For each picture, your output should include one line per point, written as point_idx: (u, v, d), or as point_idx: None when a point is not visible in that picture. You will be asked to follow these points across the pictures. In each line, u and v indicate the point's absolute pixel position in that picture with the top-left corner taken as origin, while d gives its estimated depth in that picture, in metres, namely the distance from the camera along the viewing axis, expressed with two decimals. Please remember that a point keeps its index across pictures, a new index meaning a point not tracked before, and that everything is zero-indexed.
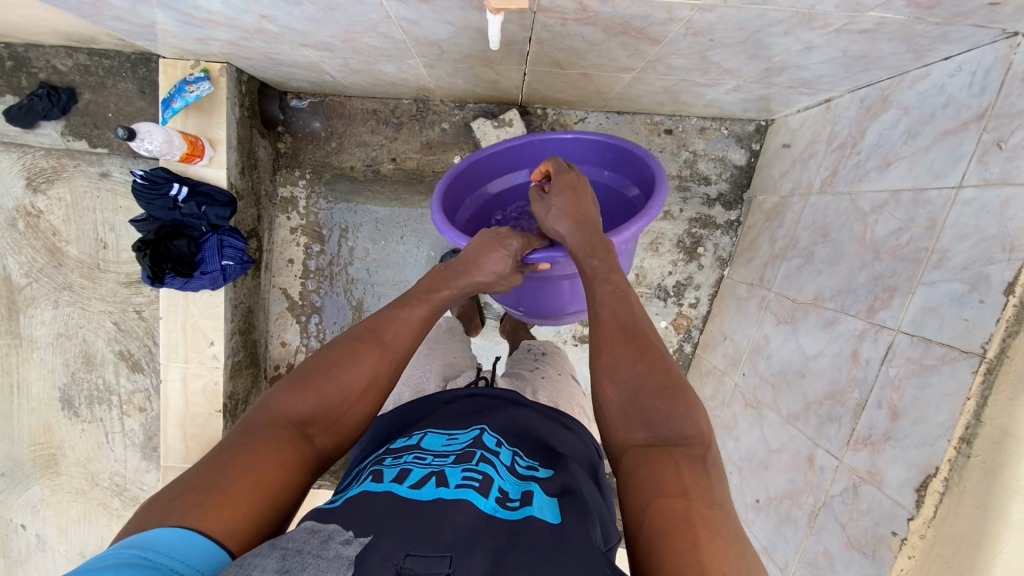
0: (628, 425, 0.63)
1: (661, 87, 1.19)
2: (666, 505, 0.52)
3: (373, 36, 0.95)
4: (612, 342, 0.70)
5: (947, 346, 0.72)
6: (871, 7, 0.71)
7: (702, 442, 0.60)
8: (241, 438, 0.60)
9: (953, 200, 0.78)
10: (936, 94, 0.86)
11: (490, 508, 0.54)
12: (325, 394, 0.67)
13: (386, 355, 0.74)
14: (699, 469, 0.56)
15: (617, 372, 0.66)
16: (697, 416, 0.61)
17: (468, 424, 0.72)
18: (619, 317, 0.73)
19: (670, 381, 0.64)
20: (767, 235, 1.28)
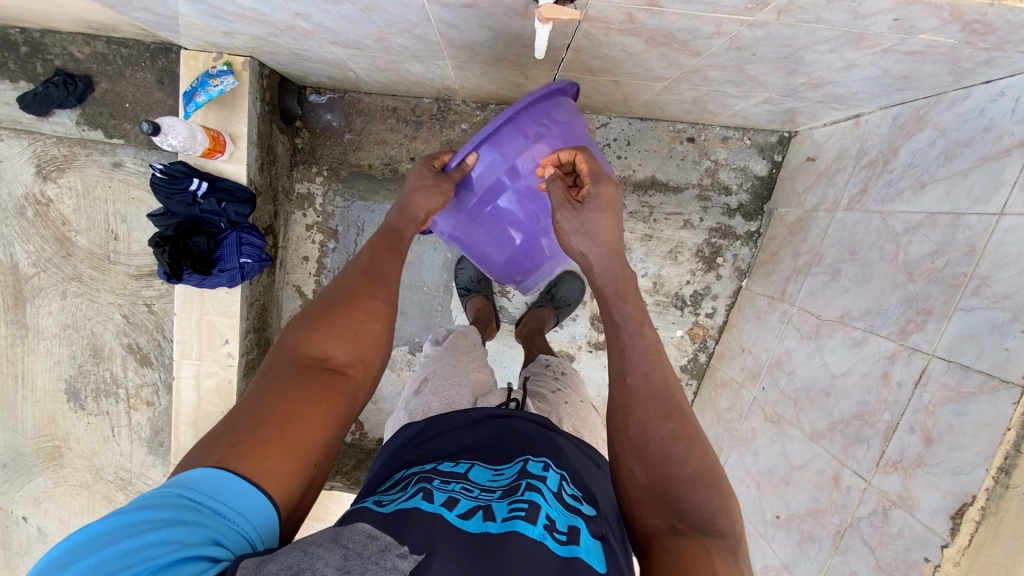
0: (657, 508, 0.63)
1: (690, 97, 1.18)
2: None
3: (407, 37, 0.93)
4: (646, 409, 0.68)
5: (986, 375, 0.72)
6: (923, 30, 0.69)
7: (734, 537, 0.60)
8: (265, 382, 0.60)
9: (994, 227, 0.77)
10: (976, 117, 0.86)
11: (539, 535, 0.51)
12: (334, 326, 0.68)
13: (377, 283, 0.76)
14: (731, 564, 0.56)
15: (650, 453, 0.65)
16: (731, 510, 0.62)
17: (512, 455, 0.70)
18: (654, 387, 0.70)
19: (703, 470, 0.64)
20: (789, 248, 1.28)
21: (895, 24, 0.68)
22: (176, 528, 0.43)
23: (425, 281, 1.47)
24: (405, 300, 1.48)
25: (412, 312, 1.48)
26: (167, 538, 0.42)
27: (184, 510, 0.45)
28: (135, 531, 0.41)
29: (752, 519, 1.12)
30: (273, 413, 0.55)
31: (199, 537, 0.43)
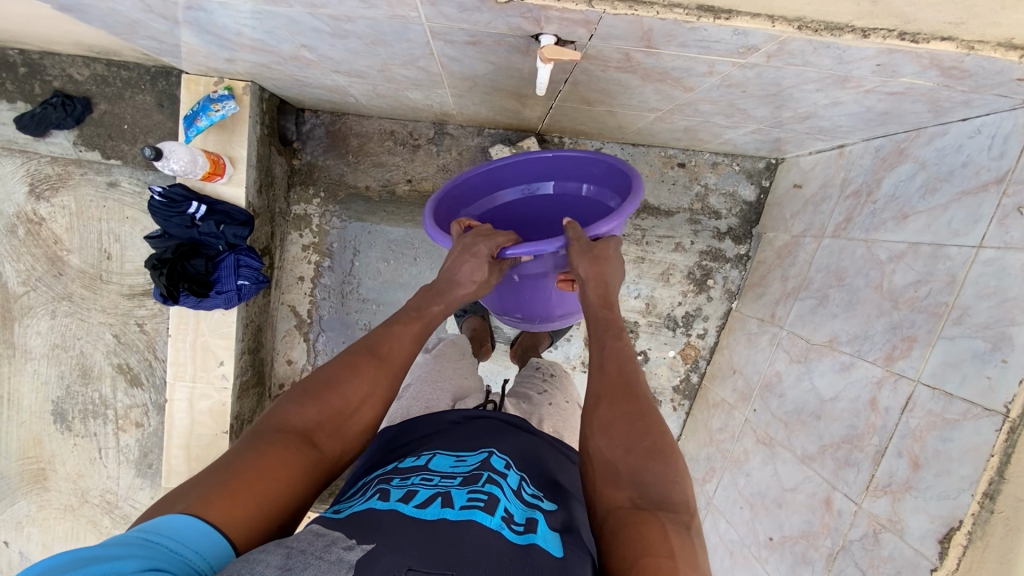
0: (616, 483, 0.64)
1: (682, 126, 1.22)
2: (653, 565, 0.53)
3: (409, 68, 0.95)
4: (613, 396, 0.72)
5: (970, 403, 0.74)
6: (904, 75, 0.73)
7: (688, 512, 0.61)
8: (248, 445, 0.61)
9: (974, 259, 0.81)
10: (954, 153, 0.90)
11: (496, 525, 0.53)
12: (326, 405, 0.68)
13: (383, 369, 0.75)
14: (684, 538, 0.58)
15: (613, 430, 0.68)
16: (686, 486, 0.64)
17: (477, 445, 0.71)
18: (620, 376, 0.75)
19: (662, 444, 0.66)
20: (778, 273, 1.32)
21: (877, 69, 0.72)
22: (125, 557, 0.42)
23: None
24: None
25: None
26: (113, 568, 0.41)
27: (139, 546, 0.45)
28: (82, 563, 0.40)
29: (746, 541, 1.13)
30: (251, 482, 0.56)
31: (145, 565, 0.43)
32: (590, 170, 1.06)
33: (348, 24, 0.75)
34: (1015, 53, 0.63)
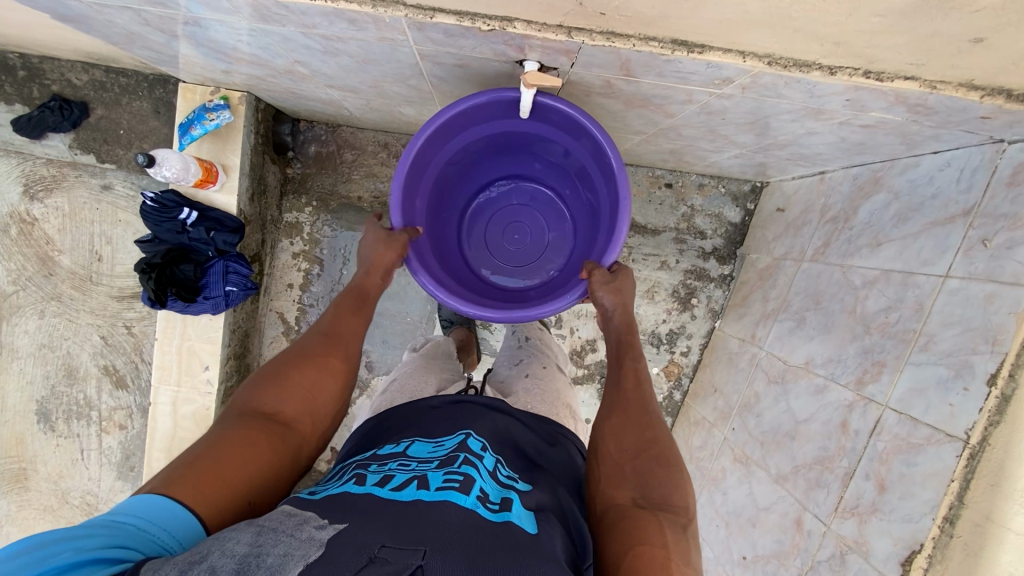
0: (619, 482, 0.68)
1: (668, 149, 1.25)
2: (646, 552, 0.58)
3: (401, 86, 0.98)
4: (625, 406, 0.77)
5: (933, 428, 0.76)
6: (873, 109, 0.76)
7: (684, 513, 0.65)
8: (212, 432, 0.62)
9: (940, 288, 0.83)
10: (925, 185, 0.93)
11: (471, 504, 0.55)
12: (285, 383, 0.70)
13: (335, 343, 0.78)
14: (678, 536, 0.61)
15: (621, 436, 0.73)
16: (685, 491, 0.67)
17: (455, 428, 0.73)
18: (634, 390, 0.80)
19: (668, 454, 0.70)
20: (759, 294, 1.34)
21: (847, 103, 0.75)
22: (83, 538, 0.44)
23: (408, 312, 1.49)
24: (386, 330, 1.50)
25: (395, 341, 1.50)
26: (74, 545, 0.43)
27: (102, 527, 0.46)
28: (44, 545, 0.43)
29: (721, 559, 1.14)
30: (219, 459, 0.57)
31: (103, 543, 0.45)
32: (556, 119, 0.92)
33: (339, 44, 0.77)
34: (976, 93, 0.66)
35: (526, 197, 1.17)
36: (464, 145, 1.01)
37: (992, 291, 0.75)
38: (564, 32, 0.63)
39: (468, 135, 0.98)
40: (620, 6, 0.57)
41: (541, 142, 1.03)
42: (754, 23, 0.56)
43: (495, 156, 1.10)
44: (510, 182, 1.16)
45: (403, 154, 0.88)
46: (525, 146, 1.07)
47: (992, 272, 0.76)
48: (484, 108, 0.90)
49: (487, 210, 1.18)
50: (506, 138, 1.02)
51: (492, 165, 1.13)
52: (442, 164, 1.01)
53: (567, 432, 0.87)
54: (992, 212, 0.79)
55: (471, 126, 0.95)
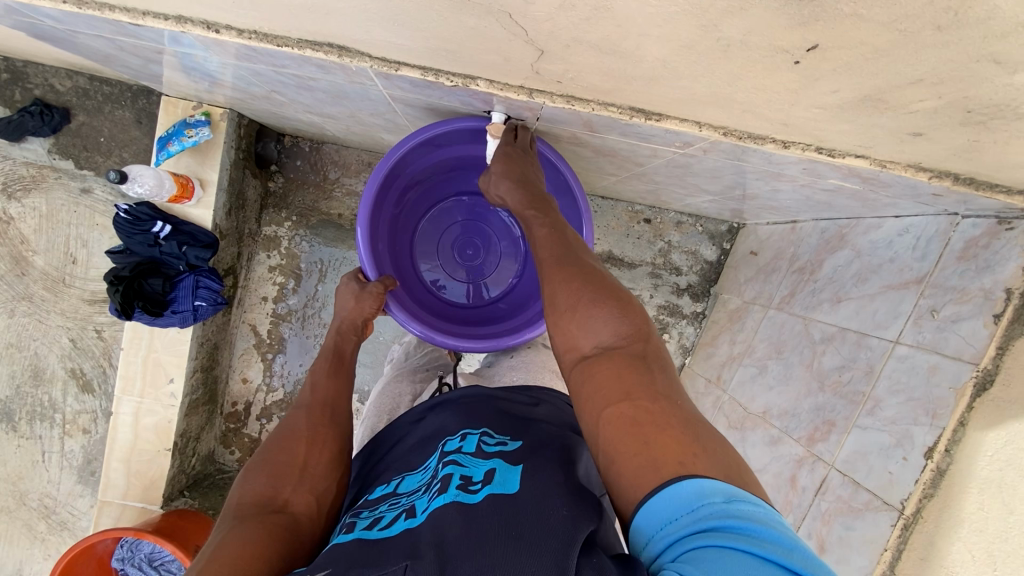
0: (573, 346, 0.65)
1: (645, 189, 1.27)
2: (613, 411, 0.54)
3: (378, 118, 0.99)
4: (551, 272, 0.72)
5: (873, 494, 0.77)
6: (830, 179, 0.78)
7: (639, 340, 0.62)
8: (214, 537, 0.57)
9: (890, 353, 0.85)
10: (885, 248, 0.95)
11: (451, 496, 0.55)
12: (275, 468, 0.68)
13: (317, 416, 0.77)
14: (640, 367, 0.58)
15: (557, 303, 0.68)
16: (632, 317, 0.64)
17: (431, 441, 0.74)
18: (554, 246, 0.75)
19: (601, 297, 0.66)
20: (727, 335, 1.36)
21: (804, 171, 0.76)
22: None
23: (381, 331, 1.49)
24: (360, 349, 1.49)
25: (366, 360, 1.48)
26: None
27: None
28: None
29: None
30: (233, 545, 0.54)
31: None
32: None
33: (311, 82, 0.78)
34: (923, 174, 0.67)
35: (475, 214, 1.14)
36: (423, 168, 0.99)
37: (936, 363, 0.76)
38: (525, 92, 0.65)
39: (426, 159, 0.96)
40: (574, 78, 0.58)
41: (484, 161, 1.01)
42: (705, 102, 0.57)
43: (437, 180, 1.07)
44: (454, 202, 1.13)
45: (369, 179, 0.86)
46: (468, 167, 1.04)
47: (937, 344, 0.77)
48: (433, 140, 0.88)
49: (436, 233, 1.14)
50: (453, 163, 1.01)
51: (436, 190, 1.09)
52: (392, 201, 0.99)
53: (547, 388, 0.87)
54: (941, 283, 0.81)
55: (421, 156, 0.94)
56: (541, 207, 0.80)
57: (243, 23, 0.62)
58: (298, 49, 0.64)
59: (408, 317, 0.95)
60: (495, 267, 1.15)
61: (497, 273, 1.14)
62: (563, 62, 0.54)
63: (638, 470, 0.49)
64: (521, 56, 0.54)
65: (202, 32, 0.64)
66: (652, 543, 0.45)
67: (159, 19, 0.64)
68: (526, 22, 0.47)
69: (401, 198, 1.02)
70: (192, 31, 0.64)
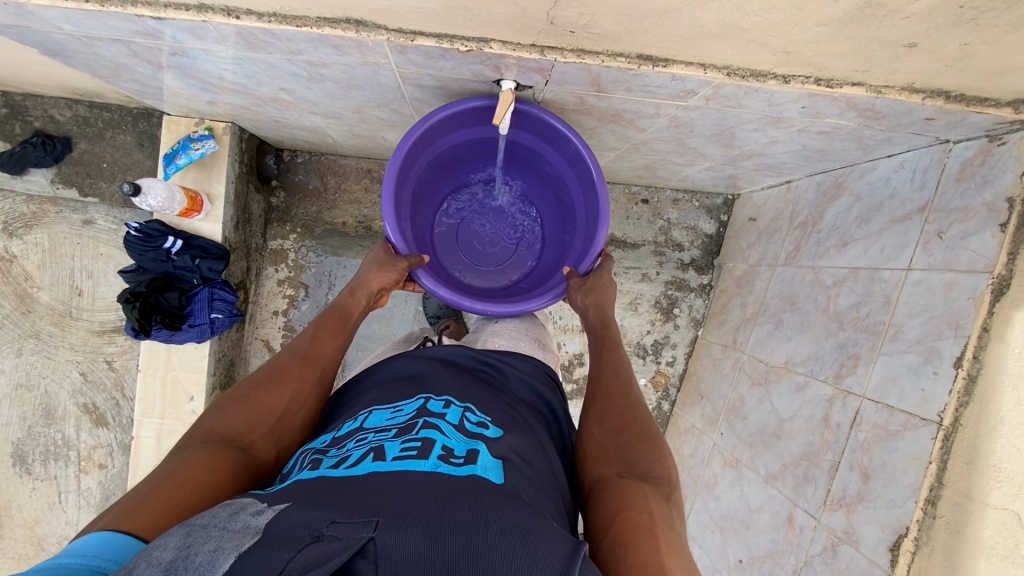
0: (605, 460, 0.68)
1: (642, 164, 1.30)
2: (630, 517, 0.57)
3: (383, 110, 1.01)
4: (605, 395, 0.78)
5: (909, 414, 0.79)
6: (827, 116, 0.82)
7: (669, 484, 0.64)
8: (176, 457, 0.59)
9: (904, 280, 0.88)
10: (883, 186, 0.98)
11: (432, 466, 0.53)
12: (255, 406, 0.69)
13: (310, 366, 0.78)
14: (662, 501, 0.61)
15: (605, 419, 0.74)
16: (669, 463, 0.67)
17: (414, 393, 0.71)
18: (615, 376, 0.82)
19: (650, 431, 0.71)
20: (737, 300, 1.39)
21: (803, 110, 0.80)
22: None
23: (394, 333, 1.45)
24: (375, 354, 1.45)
25: None
26: None
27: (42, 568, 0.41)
28: None
29: (717, 565, 1.15)
30: (190, 481, 0.56)
31: None
32: (535, 130, 0.96)
33: (324, 69, 0.80)
34: (917, 96, 0.70)
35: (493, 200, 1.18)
36: (441, 151, 1.02)
37: (951, 279, 0.79)
38: (537, 50, 0.68)
39: (446, 143, 1.00)
40: (588, 24, 0.61)
41: (494, 144, 1.05)
42: (713, 35, 0.60)
43: (451, 167, 1.11)
44: (466, 188, 1.17)
45: (393, 157, 0.89)
46: (480, 151, 1.09)
47: (949, 262, 0.80)
48: (445, 122, 0.92)
49: (452, 219, 1.17)
50: (471, 146, 1.05)
51: (448, 176, 1.13)
52: (412, 183, 1.02)
53: (525, 356, 0.89)
54: (944, 207, 0.84)
55: (440, 138, 0.98)
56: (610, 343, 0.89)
57: (263, 5, 0.64)
58: (317, 28, 0.66)
59: (437, 286, 0.98)
60: (511, 247, 1.18)
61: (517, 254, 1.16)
62: (580, 5, 0.57)
63: (642, 562, 0.51)
64: (537, 4, 0.57)
65: (223, 20, 0.67)
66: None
67: (180, 11, 0.66)
68: None
69: (421, 183, 1.06)
70: (214, 18, 0.67)
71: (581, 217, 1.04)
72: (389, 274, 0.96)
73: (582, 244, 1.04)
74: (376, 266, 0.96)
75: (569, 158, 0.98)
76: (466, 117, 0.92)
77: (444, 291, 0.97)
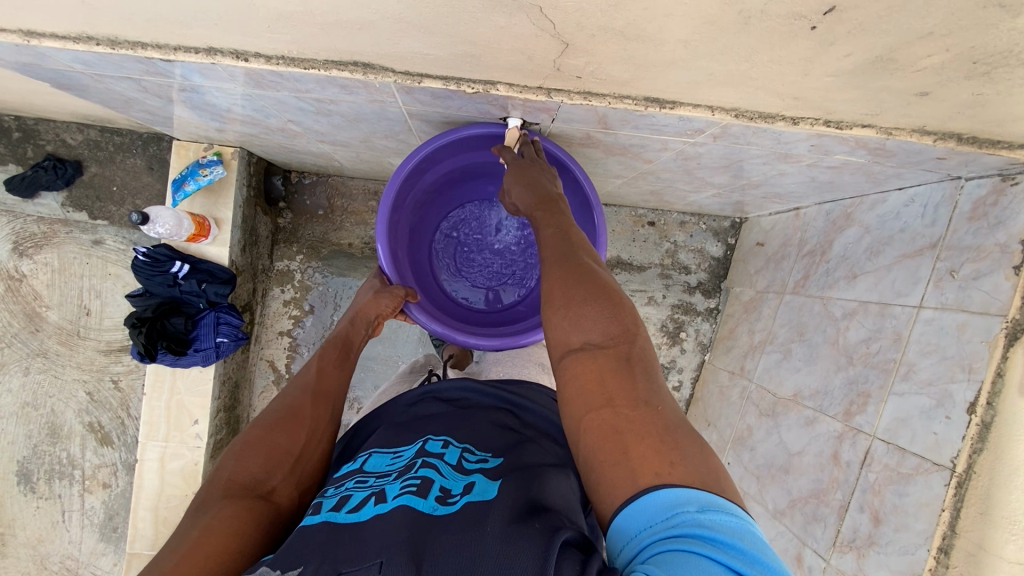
0: (563, 340, 0.64)
1: (649, 190, 1.30)
2: (595, 419, 0.54)
3: (390, 140, 1.01)
4: (548, 271, 0.71)
5: (921, 457, 0.78)
6: (836, 153, 0.81)
7: (626, 340, 0.60)
8: (198, 519, 0.58)
9: (916, 318, 0.86)
10: (893, 219, 0.97)
11: (430, 507, 0.53)
12: (270, 450, 0.68)
13: (321, 400, 0.78)
14: (623, 372, 0.56)
15: (551, 298, 0.68)
16: (621, 318, 0.62)
17: (413, 434, 0.71)
18: (558, 245, 0.74)
19: (597, 291, 0.65)
20: (745, 326, 1.37)
21: (812, 148, 0.79)
22: None
23: (399, 355, 1.45)
24: (379, 376, 1.45)
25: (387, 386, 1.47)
26: None
27: None
28: None
29: None
30: (216, 542, 0.54)
31: None
32: None
33: (331, 105, 0.81)
34: (929, 138, 0.69)
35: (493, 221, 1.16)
36: (438, 178, 1.02)
37: (964, 321, 0.78)
38: (544, 92, 0.67)
39: (443, 168, 0.99)
40: (594, 71, 0.61)
41: (493, 168, 1.04)
42: (719, 83, 0.60)
43: (450, 191, 1.11)
44: (468, 208, 1.16)
45: (388, 184, 0.89)
46: (478, 176, 1.08)
47: (962, 302, 0.79)
48: (439, 150, 0.92)
49: (452, 242, 1.17)
50: (469, 170, 1.05)
51: (447, 199, 1.12)
52: (409, 209, 1.02)
53: (531, 385, 0.88)
54: (956, 244, 0.83)
55: (437, 164, 0.98)
56: (550, 207, 0.79)
57: (271, 49, 0.64)
58: (324, 70, 0.66)
59: (430, 318, 0.97)
60: (514, 269, 1.16)
61: (517, 278, 1.15)
62: (586, 54, 0.57)
63: (618, 479, 0.49)
64: (545, 52, 0.57)
65: (232, 62, 0.67)
66: (627, 547, 0.46)
67: (190, 53, 0.67)
68: (555, 14, 0.51)
69: (420, 206, 1.06)
70: (222, 61, 0.67)
71: None
72: (386, 299, 0.95)
73: None
74: (375, 295, 0.96)
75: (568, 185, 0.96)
76: (461, 145, 0.92)
77: (433, 326, 0.96)
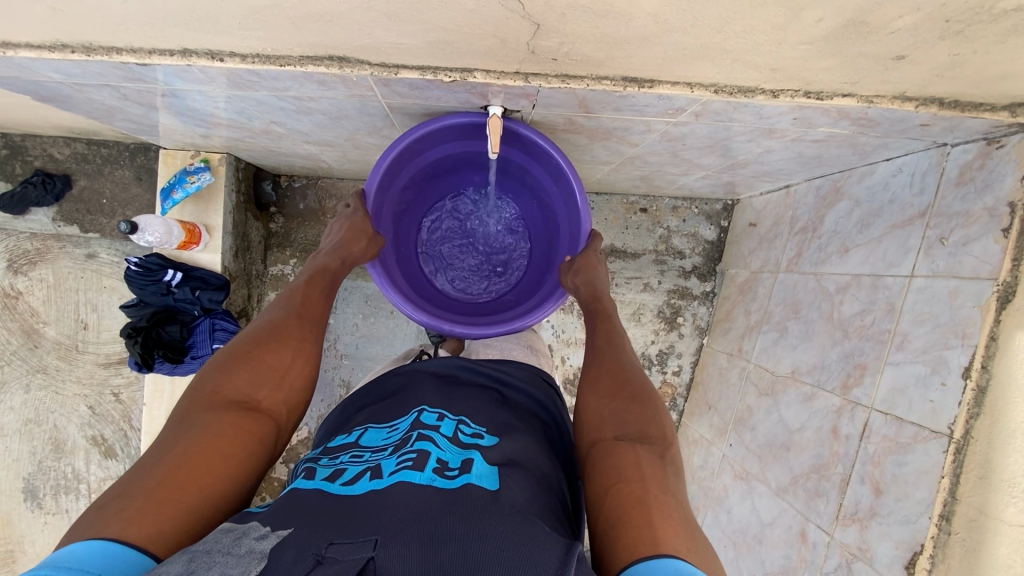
0: (600, 426, 0.68)
1: (638, 175, 1.29)
2: (625, 488, 0.57)
3: (375, 136, 1.01)
4: (601, 365, 0.78)
5: (918, 426, 0.78)
6: (820, 126, 0.80)
7: (664, 442, 0.65)
8: (181, 429, 0.58)
9: (908, 288, 0.86)
10: (883, 191, 0.96)
11: (427, 479, 0.53)
12: (257, 371, 0.68)
13: (306, 325, 0.78)
14: (658, 465, 0.61)
15: (598, 384, 0.74)
16: (662, 422, 0.67)
17: (408, 408, 0.71)
18: (609, 342, 0.82)
19: (641, 394, 0.71)
20: (741, 307, 1.37)
21: (795, 121, 0.78)
22: None
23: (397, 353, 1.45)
24: None
25: None
26: None
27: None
28: None
29: None
30: (201, 460, 0.55)
31: None
32: (518, 143, 0.94)
33: (312, 103, 0.80)
34: (911, 104, 0.68)
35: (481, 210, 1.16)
36: (423, 168, 1.02)
37: (955, 286, 0.77)
38: (521, 77, 0.67)
39: (428, 157, 0.99)
40: (569, 51, 0.61)
41: (479, 157, 1.04)
42: (695, 57, 0.60)
43: (437, 180, 1.10)
44: (457, 198, 1.15)
45: (370, 175, 0.89)
46: (467, 165, 1.07)
47: (952, 269, 0.79)
48: (420, 142, 0.92)
49: (443, 233, 1.16)
50: (457, 159, 1.04)
51: (435, 188, 1.12)
52: (394, 199, 1.02)
53: (516, 363, 0.87)
54: (945, 211, 0.82)
55: (421, 155, 0.97)
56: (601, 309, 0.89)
57: (245, 47, 0.64)
58: (300, 66, 0.66)
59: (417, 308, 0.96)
60: (504, 260, 1.16)
61: (507, 269, 1.16)
62: (559, 34, 0.57)
63: (639, 537, 0.51)
64: (517, 34, 0.57)
65: (208, 62, 0.67)
66: None
67: (165, 56, 0.67)
68: None
69: (406, 194, 1.05)
70: (198, 62, 0.67)
71: (564, 231, 1.03)
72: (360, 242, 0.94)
73: (567, 241, 1.02)
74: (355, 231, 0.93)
75: (552, 172, 0.96)
76: (441, 134, 0.92)
77: (417, 317, 0.96)
